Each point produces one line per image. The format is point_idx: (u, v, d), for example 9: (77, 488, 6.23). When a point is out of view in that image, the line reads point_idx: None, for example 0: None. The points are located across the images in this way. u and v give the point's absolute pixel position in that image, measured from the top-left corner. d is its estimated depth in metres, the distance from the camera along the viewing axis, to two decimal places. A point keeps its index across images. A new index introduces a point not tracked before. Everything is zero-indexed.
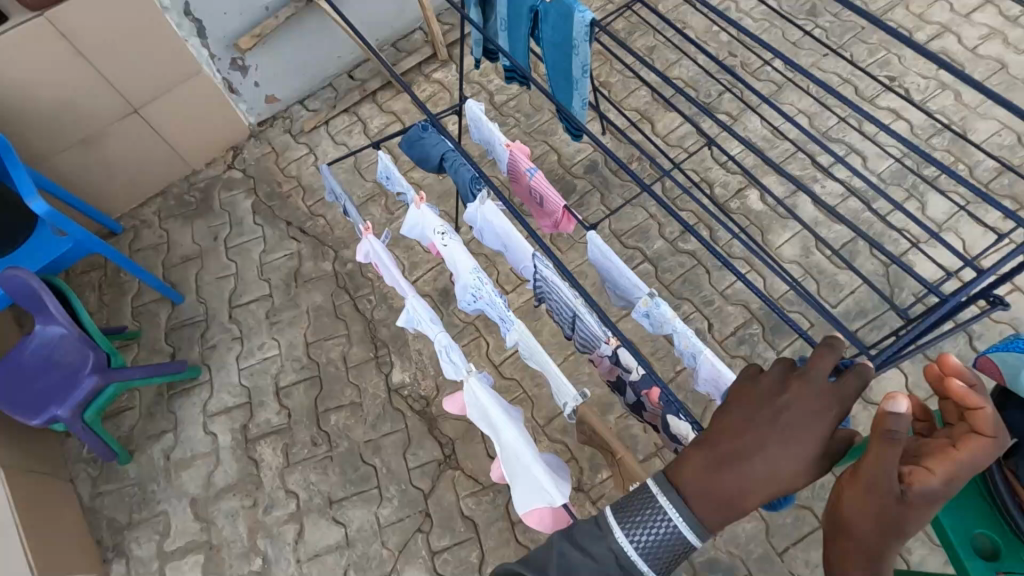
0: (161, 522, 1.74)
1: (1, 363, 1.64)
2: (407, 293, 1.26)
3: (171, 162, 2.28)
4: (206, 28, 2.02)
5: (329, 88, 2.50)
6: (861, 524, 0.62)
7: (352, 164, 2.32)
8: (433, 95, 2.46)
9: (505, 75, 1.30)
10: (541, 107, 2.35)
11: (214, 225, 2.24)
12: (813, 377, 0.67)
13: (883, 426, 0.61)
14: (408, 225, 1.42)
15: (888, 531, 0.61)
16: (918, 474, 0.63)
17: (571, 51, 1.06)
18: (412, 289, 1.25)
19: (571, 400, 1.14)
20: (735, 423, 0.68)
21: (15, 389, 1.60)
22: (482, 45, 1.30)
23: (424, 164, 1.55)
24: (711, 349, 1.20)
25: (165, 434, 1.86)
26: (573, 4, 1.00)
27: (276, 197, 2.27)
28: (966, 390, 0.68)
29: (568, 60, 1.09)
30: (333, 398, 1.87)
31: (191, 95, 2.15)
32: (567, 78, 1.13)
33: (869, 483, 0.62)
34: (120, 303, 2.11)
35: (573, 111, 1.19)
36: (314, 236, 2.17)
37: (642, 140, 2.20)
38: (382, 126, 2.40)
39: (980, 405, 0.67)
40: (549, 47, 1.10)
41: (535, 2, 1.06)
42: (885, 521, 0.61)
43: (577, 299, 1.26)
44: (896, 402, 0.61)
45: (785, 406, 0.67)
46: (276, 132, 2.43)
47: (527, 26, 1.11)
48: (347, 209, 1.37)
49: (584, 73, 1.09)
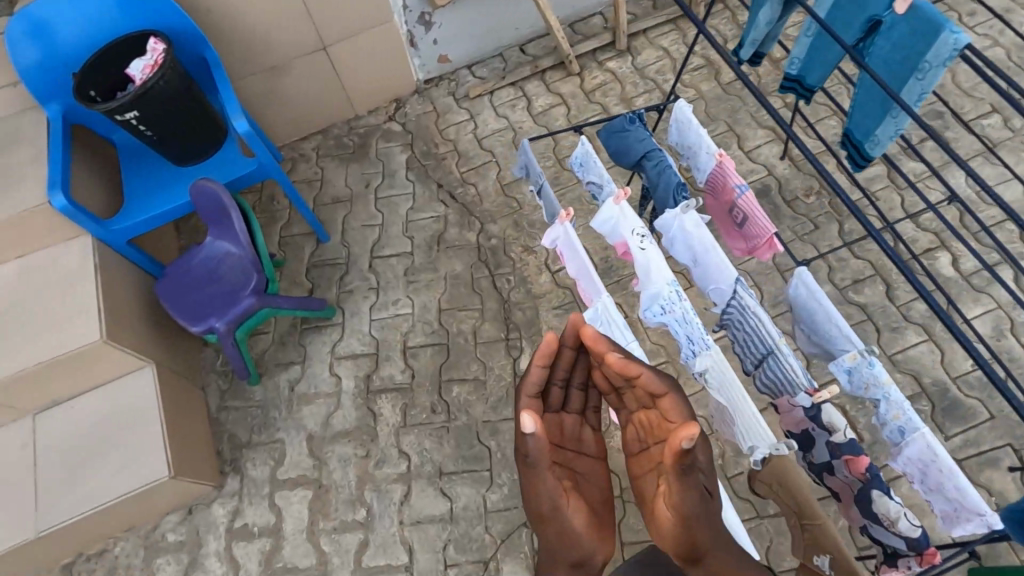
0: (277, 450, 1.79)
1: (173, 266, 1.72)
2: (597, 294, 1.21)
3: (339, 104, 2.32)
4: None
5: (499, 58, 2.47)
6: (672, 528, 0.85)
7: (511, 139, 2.27)
8: (603, 83, 2.37)
9: (783, 83, 1.45)
10: (717, 117, 2.22)
11: (368, 172, 2.26)
12: (532, 454, 0.93)
13: (680, 460, 0.84)
14: (600, 218, 1.35)
15: (685, 523, 0.84)
16: (704, 459, 0.87)
17: (915, 73, 1.12)
18: (604, 289, 1.20)
19: (765, 448, 1.07)
20: (544, 515, 0.91)
21: (182, 294, 1.68)
22: (756, 46, 1.43)
23: (622, 157, 1.47)
24: (931, 429, 1.06)
25: (294, 365, 1.90)
26: (946, 24, 1.04)
27: (430, 157, 2.26)
28: (622, 362, 0.97)
29: (901, 80, 1.15)
30: (458, 370, 1.85)
31: (375, 42, 2.16)
32: (885, 103, 1.22)
33: (681, 503, 0.84)
34: (269, 230, 2.17)
35: (868, 139, 1.29)
36: (463, 203, 2.15)
37: (825, 174, 2.03)
38: (547, 106, 2.33)
39: (660, 390, 0.97)
40: (881, 62, 1.17)
41: (880, 15, 1.15)
42: (682, 519, 0.84)
43: (781, 338, 1.16)
44: (689, 437, 0.83)
45: (543, 490, 0.91)
46: (441, 92, 2.42)
47: (858, 36, 1.21)
48: (547, 196, 1.37)
49: (918, 99, 1.14)
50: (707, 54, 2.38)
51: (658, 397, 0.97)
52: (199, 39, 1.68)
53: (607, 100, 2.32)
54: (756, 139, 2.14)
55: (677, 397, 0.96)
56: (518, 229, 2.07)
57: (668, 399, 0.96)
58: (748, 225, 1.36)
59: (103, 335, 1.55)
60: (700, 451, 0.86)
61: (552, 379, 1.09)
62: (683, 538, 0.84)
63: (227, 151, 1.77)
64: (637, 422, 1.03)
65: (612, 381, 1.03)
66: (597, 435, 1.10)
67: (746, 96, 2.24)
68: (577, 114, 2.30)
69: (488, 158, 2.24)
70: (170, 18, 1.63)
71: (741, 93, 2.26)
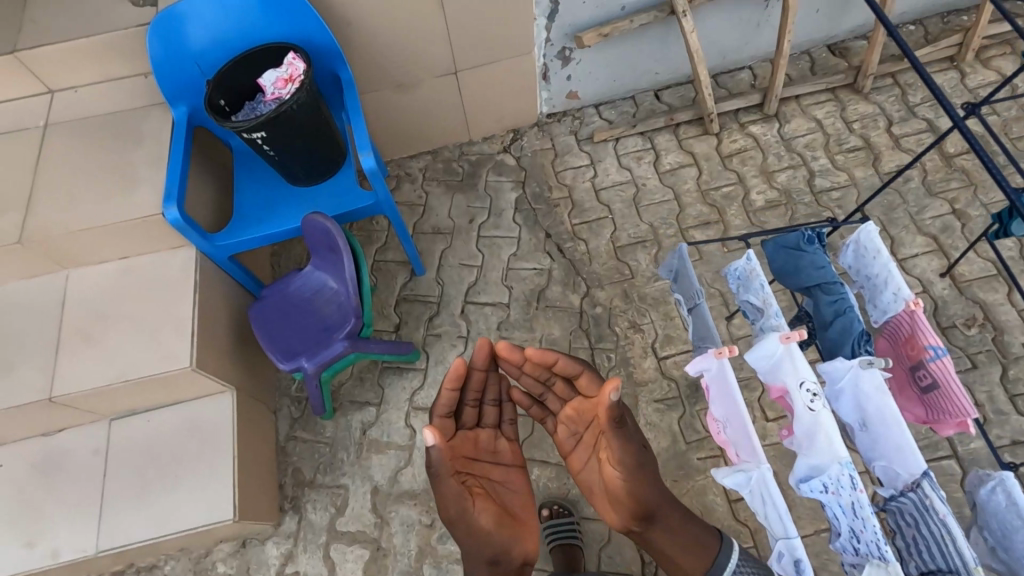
0: (339, 497, 1.70)
1: (269, 290, 1.63)
2: (754, 459, 1.04)
3: (456, 127, 2.18)
4: (559, 11, 1.85)
5: (630, 101, 2.29)
6: (639, 485, 1.19)
7: (631, 196, 2.09)
8: (742, 149, 2.14)
9: None
10: (868, 211, 1.97)
11: (474, 206, 2.13)
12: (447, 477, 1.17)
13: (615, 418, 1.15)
14: (758, 355, 1.16)
15: (641, 474, 1.20)
16: (626, 417, 1.19)
17: None
18: (763, 458, 1.03)
19: None
20: (468, 525, 1.19)
21: (274, 322, 1.59)
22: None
23: (788, 278, 1.27)
24: None
25: (369, 407, 1.80)
26: None
27: (542, 201, 2.11)
28: (503, 350, 1.25)
29: None
30: (541, 450, 1.71)
31: (509, 72, 2.00)
32: None
33: (631, 457, 1.17)
34: (364, 250, 2.07)
35: None
36: (570, 260, 1.99)
37: (991, 304, 1.77)
38: (676, 165, 2.13)
39: (563, 364, 1.25)
40: None
41: None
42: (642, 470, 1.20)
43: (977, 565, 0.95)
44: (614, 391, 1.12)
45: (450, 505, 1.18)
46: (563, 129, 2.25)
47: None
48: (702, 316, 1.19)
49: None
50: (866, 135, 2.12)
51: (582, 384, 1.29)
52: (336, 57, 1.58)
53: (744, 169, 2.10)
54: (914, 247, 1.88)
55: (588, 373, 1.27)
56: (626, 300, 1.90)
57: (585, 386, 1.28)
58: (939, 395, 1.14)
59: (193, 363, 1.42)
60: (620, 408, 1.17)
61: (462, 401, 1.35)
62: (644, 488, 1.21)
63: (343, 176, 1.67)
64: (567, 419, 1.35)
65: (533, 378, 1.35)
66: (510, 447, 1.39)
67: (907, 194, 1.98)
68: (709, 180, 2.09)
69: (604, 214, 2.06)
70: (312, 32, 1.54)
71: (900, 189, 2.00)
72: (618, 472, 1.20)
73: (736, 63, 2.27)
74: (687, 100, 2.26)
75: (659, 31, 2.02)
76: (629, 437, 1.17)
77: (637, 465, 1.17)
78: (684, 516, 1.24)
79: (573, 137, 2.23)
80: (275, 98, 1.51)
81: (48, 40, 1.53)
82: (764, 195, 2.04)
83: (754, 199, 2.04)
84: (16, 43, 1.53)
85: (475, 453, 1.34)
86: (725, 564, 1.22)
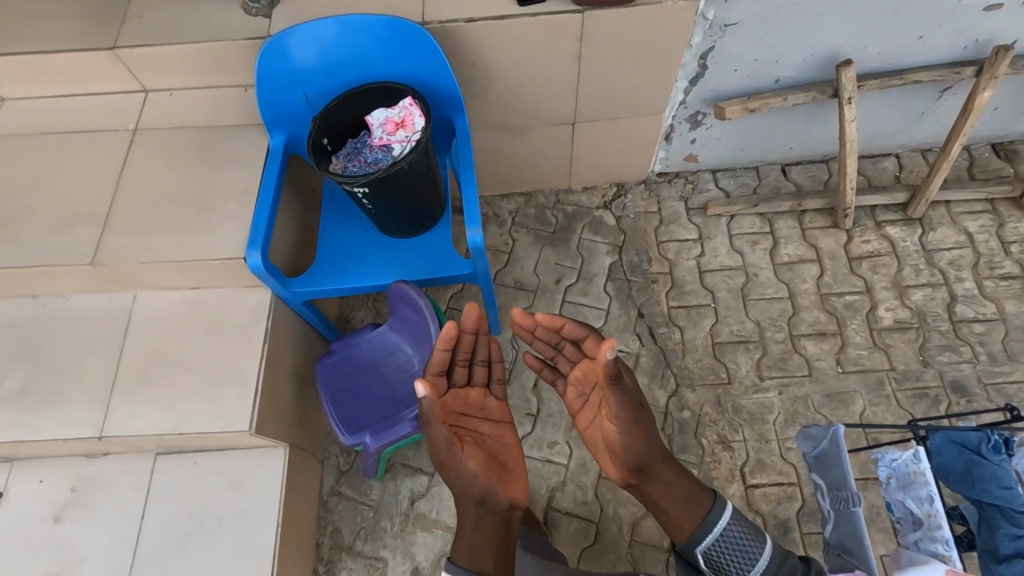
0: (377, 572, 1.57)
1: (335, 347, 1.49)
2: None
3: (557, 174, 1.99)
4: (705, 76, 1.63)
5: (752, 172, 2.05)
6: (638, 445, 1.15)
7: (740, 286, 1.87)
8: (875, 253, 1.89)
9: None
10: (1015, 357, 1.71)
11: (563, 264, 1.95)
12: (435, 426, 1.12)
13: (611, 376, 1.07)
14: None
15: (646, 437, 1.16)
16: (626, 379, 1.15)
17: None
18: None
19: None
20: (456, 473, 1.15)
21: (337, 387, 1.44)
22: None
23: (959, 483, 1.06)
24: None
25: (421, 475, 1.66)
26: None
27: (638, 274, 1.91)
28: (521, 317, 1.20)
29: None
30: (600, 564, 1.55)
31: (632, 130, 1.79)
32: None
33: (630, 416, 1.14)
34: (439, 294, 1.92)
35: None
36: (661, 349, 1.79)
37: None
38: (795, 258, 1.90)
39: (560, 324, 1.19)
40: None
41: None
42: (646, 434, 1.16)
43: None
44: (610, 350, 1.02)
45: (445, 456, 1.14)
46: (673, 193, 2.03)
47: None
48: None
49: None
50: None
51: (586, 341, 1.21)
52: (455, 106, 1.42)
53: (874, 277, 1.86)
54: None
55: (594, 335, 1.19)
56: (719, 409, 1.70)
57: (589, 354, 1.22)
58: None
59: (251, 427, 1.32)
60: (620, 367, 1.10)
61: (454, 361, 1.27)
62: (646, 451, 1.16)
63: (436, 233, 1.50)
64: (576, 381, 1.27)
65: (544, 343, 1.28)
66: (499, 404, 1.30)
67: None
68: (831, 282, 1.86)
69: (707, 301, 1.86)
70: (434, 75, 1.38)
71: None
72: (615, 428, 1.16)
73: (882, 149, 2.01)
74: (818, 183, 2.01)
75: (809, 109, 1.77)
76: (627, 392, 1.12)
77: (631, 418, 1.14)
78: (673, 472, 1.20)
79: (683, 205, 2.02)
80: (386, 146, 1.34)
81: (150, 42, 1.40)
82: (894, 312, 1.80)
83: (881, 315, 1.80)
84: (116, 40, 1.41)
85: (467, 406, 1.28)
86: (716, 528, 1.14)
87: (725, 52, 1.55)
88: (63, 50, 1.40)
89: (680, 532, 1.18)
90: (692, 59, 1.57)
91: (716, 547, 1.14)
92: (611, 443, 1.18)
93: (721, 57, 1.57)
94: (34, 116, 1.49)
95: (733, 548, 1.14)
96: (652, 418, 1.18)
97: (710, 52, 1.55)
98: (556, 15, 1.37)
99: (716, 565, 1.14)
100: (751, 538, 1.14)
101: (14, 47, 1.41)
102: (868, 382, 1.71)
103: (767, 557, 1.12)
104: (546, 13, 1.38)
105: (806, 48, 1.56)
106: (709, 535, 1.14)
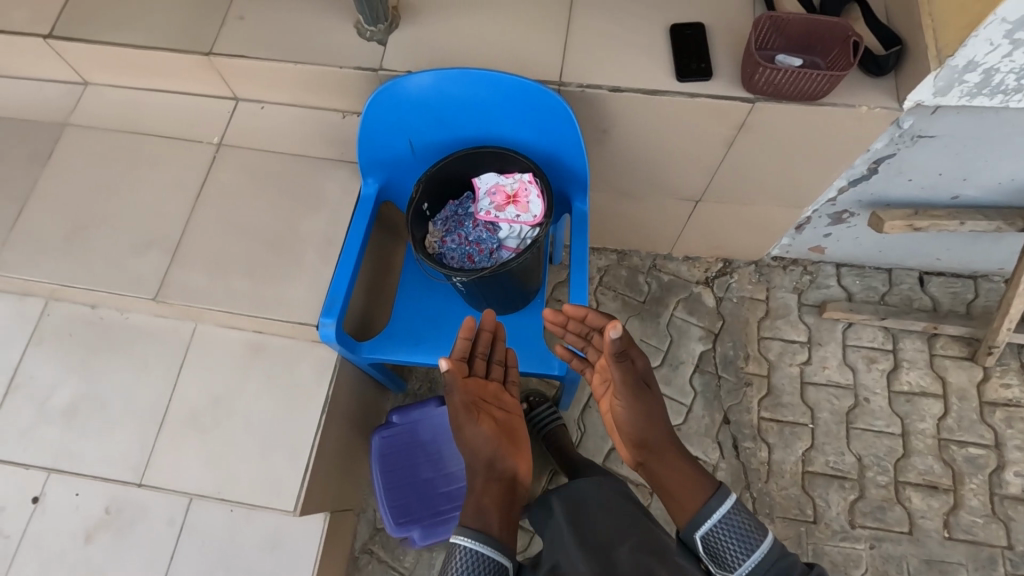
0: None
1: (393, 419, 1.36)
2: None
3: (660, 240, 1.77)
4: (870, 181, 1.37)
5: (883, 274, 1.79)
6: (645, 423, 1.08)
7: (846, 409, 1.65)
8: (1013, 403, 1.63)
9: None
10: None
11: (648, 343, 1.75)
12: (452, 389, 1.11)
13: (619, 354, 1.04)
14: None
15: (652, 419, 1.08)
16: (642, 361, 1.09)
17: None
18: None
19: None
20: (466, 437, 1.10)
21: (392, 466, 1.33)
22: None
23: None
24: None
25: None
26: None
27: (731, 371, 1.71)
28: (573, 309, 1.10)
29: None
30: None
31: (762, 217, 1.55)
32: None
33: (641, 397, 1.08)
34: None
35: None
36: (743, 466, 1.60)
37: None
38: (916, 389, 1.66)
39: (588, 314, 1.10)
40: None
41: None
42: (653, 418, 1.08)
43: None
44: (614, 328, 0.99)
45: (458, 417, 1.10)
46: (786, 283, 1.80)
47: None
48: None
49: None
50: None
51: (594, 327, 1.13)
52: (578, 184, 1.22)
53: (1007, 429, 1.60)
54: None
55: (593, 312, 1.10)
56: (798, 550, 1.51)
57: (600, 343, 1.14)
58: None
59: (297, 508, 1.18)
60: (639, 355, 1.09)
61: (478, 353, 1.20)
62: (653, 434, 1.08)
63: (523, 316, 1.33)
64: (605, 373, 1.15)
65: (573, 333, 1.15)
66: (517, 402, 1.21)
67: None
68: (955, 426, 1.61)
69: (805, 419, 1.64)
70: (563, 149, 1.18)
71: None
72: (621, 404, 1.08)
73: None
74: (960, 303, 1.74)
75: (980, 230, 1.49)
76: (632, 365, 1.07)
77: (628, 384, 1.06)
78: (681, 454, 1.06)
79: (795, 298, 1.78)
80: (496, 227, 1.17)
81: (249, 54, 1.24)
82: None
83: (1008, 479, 1.55)
84: (213, 45, 1.25)
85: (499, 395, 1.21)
86: (716, 510, 0.96)
87: (907, 162, 1.28)
88: (157, 48, 1.26)
89: (678, 512, 1.01)
90: (863, 162, 1.31)
91: (717, 531, 0.96)
92: (619, 426, 1.11)
93: (897, 165, 1.31)
94: (118, 110, 1.37)
95: (732, 536, 0.95)
96: (662, 404, 1.10)
97: (888, 159, 1.29)
98: (721, 101, 1.14)
99: (714, 552, 0.96)
100: (750, 527, 0.95)
101: (106, 36, 1.27)
102: (978, 558, 1.49)
103: (766, 549, 0.93)
104: (708, 96, 1.14)
105: (1006, 172, 1.29)
106: (703, 519, 0.97)
